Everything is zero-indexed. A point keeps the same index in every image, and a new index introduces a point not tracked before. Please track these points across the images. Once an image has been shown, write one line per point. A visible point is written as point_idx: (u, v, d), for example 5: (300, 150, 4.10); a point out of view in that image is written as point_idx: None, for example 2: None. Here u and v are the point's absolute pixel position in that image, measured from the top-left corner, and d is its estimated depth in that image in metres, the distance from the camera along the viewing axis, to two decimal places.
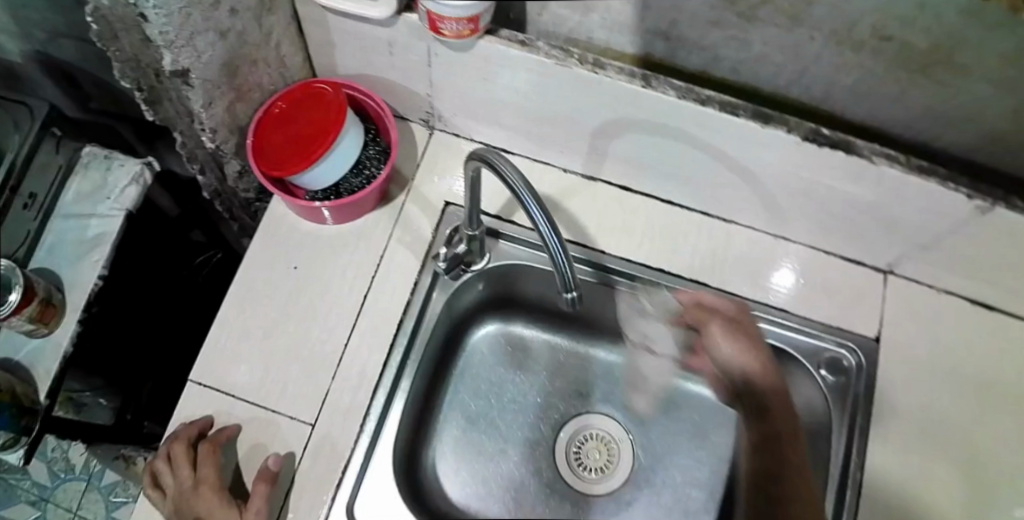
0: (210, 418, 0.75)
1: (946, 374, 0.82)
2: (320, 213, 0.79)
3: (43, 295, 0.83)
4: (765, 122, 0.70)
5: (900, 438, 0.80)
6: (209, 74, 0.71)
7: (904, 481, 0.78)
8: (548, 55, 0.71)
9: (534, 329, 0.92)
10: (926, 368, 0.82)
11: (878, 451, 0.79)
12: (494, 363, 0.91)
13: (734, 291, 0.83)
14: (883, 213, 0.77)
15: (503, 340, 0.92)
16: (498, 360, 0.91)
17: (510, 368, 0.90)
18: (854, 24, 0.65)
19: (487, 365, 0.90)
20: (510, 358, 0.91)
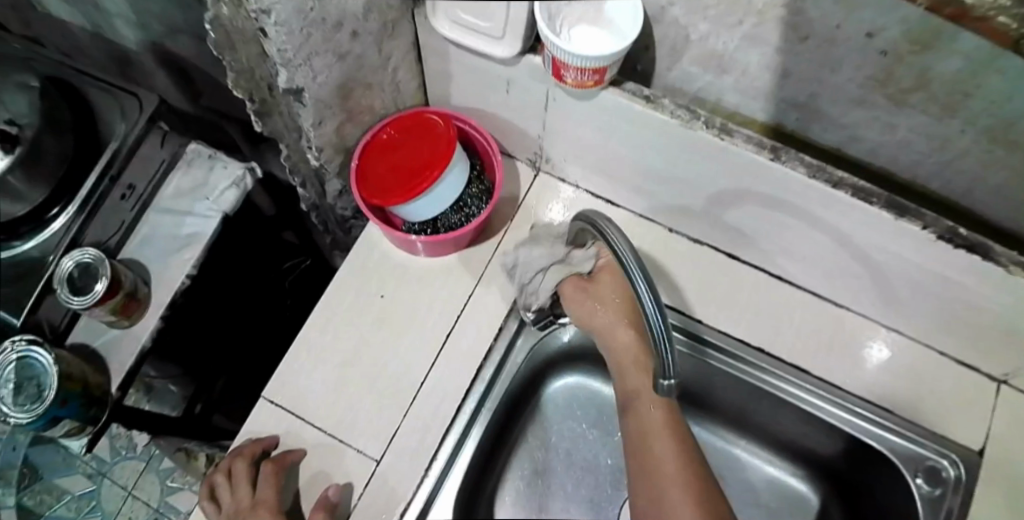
0: (277, 437, 0.74)
1: None
2: (415, 245, 0.77)
3: (127, 288, 0.82)
4: (899, 214, 0.65)
5: (1002, 496, 0.74)
6: (322, 94, 0.70)
7: None
8: (673, 114, 0.67)
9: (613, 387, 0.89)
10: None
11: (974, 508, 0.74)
12: (569, 416, 0.88)
13: (832, 381, 0.79)
14: (1017, 324, 0.70)
15: (581, 394, 0.89)
16: (573, 414, 0.89)
17: (585, 424, 0.88)
18: (1015, 123, 0.59)
19: (561, 418, 0.88)
20: (586, 414, 0.89)
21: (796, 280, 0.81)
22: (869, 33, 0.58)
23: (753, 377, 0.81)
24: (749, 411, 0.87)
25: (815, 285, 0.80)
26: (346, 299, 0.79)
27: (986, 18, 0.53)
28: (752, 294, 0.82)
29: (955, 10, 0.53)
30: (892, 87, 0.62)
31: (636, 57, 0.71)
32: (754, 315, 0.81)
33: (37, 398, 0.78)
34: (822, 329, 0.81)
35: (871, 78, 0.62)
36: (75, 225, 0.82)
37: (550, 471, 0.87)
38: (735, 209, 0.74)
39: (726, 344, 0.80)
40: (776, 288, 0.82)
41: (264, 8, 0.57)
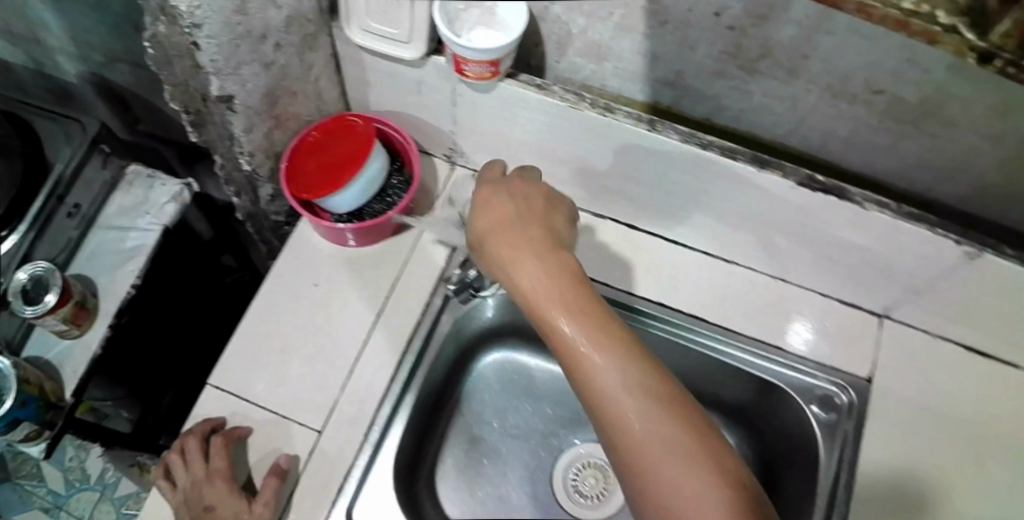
0: (223, 418, 0.79)
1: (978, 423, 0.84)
2: (343, 235, 0.84)
3: (77, 298, 0.87)
4: (762, 167, 0.75)
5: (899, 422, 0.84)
6: (251, 101, 0.78)
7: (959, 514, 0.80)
8: (562, 98, 0.77)
9: (536, 358, 0.96)
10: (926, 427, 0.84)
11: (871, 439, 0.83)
12: (498, 389, 0.96)
13: (733, 327, 0.87)
14: (876, 257, 0.81)
15: (507, 368, 0.96)
16: (502, 387, 0.96)
17: (514, 395, 0.96)
18: (847, 78, 0.70)
19: (492, 391, 0.95)
20: (513, 385, 0.96)
21: (693, 244, 0.90)
22: (716, 12, 0.69)
23: (659, 330, 0.88)
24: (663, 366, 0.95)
25: (708, 245, 0.89)
26: (283, 290, 0.86)
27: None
28: (655, 259, 0.90)
29: None
30: (742, 58, 0.73)
31: (528, 53, 0.82)
32: (658, 276, 0.89)
33: None
34: (718, 284, 0.90)
35: (724, 52, 0.73)
36: (26, 241, 0.88)
37: (485, 438, 0.93)
38: (627, 179, 0.84)
39: (631, 302, 0.88)
40: (674, 252, 0.91)
41: (196, 23, 0.65)
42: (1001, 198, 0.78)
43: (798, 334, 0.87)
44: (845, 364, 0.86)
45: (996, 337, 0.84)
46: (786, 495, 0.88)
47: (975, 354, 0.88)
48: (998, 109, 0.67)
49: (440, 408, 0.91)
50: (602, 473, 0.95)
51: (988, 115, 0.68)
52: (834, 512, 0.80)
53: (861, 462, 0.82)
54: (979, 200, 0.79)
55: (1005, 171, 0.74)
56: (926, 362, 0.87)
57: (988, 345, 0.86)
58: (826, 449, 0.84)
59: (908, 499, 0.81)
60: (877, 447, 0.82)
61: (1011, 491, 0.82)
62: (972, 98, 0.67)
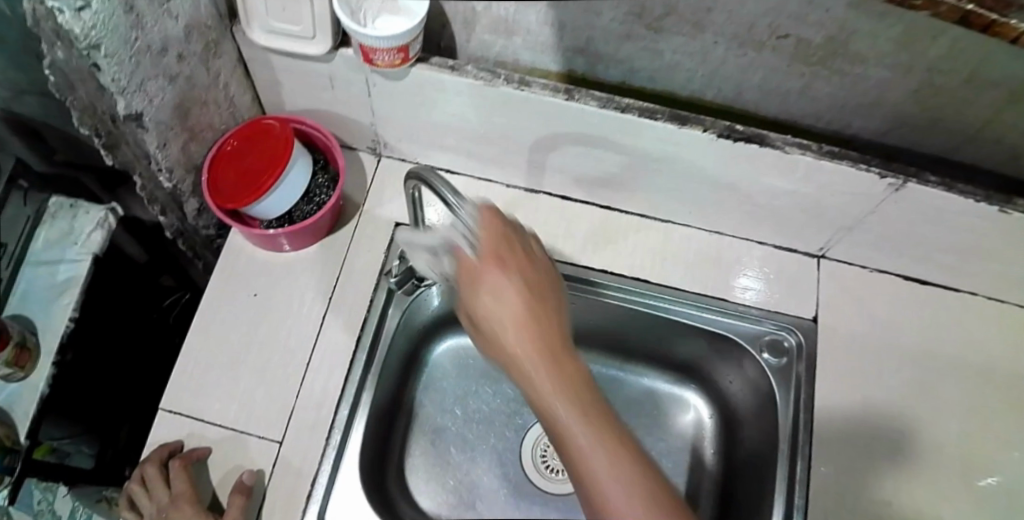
0: (180, 442, 0.78)
1: (927, 344, 0.87)
2: (276, 241, 0.83)
3: (18, 339, 0.86)
4: (681, 123, 0.76)
5: (847, 353, 0.86)
6: (162, 116, 0.76)
7: (917, 433, 0.83)
8: (477, 77, 0.77)
9: None
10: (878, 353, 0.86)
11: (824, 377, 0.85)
12: (459, 376, 0.96)
13: (675, 286, 0.88)
14: (805, 198, 0.81)
15: (464, 353, 0.96)
16: (462, 373, 0.96)
17: (475, 380, 0.96)
18: (751, 26, 0.71)
19: (451, 378, 0.95)
20: (472, 369, 0.96)
21: (628, 209, 0.90)
22: None
23: (605, 297, 0.88)
24: (616, 332, 0.95)
25: (643, 207, 0.89)
26: (223, 303, 0.84)
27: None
28: (592, 227, 0.90)
29: None
30: (648, 17, 0.73)
31: (436, 35, 0.81)
32: (599, 245, 0.89)
33: None
34: (658, 245, 0.90)
35: (629, 13, 0.73)
36: None
37: (449, 427, 0.93)
38: (553, 152, 0.84)
39: (576, 273, 0.88)
40: (610, 218, 0.91)
41: (93, 44, 0.63)
42: (916, 128, 0.79)
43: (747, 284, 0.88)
44: (788, 306, 0.88)
45: (927, 263, 0.86)
46: (748, 445, 0.89)
47: (909, 282, 0.90)
48: (898, 40, 0.68)
49: (398, 401, 0.91)
50: None
51: (890, 47, 0.69)
52: (798, 453, 0.81)
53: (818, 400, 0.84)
54: (897, 132, 0.81)
55: (916, 100, 0.75)
56: (864, 296, 0.89)
57: (926, 273, 0.88)
58: (782, 394, 0.85)
59: (867, 428, 0.83)
60: (830, 381, 0.85)
61: (958, 407, 0.84)
62: (872, 31, 0.68)
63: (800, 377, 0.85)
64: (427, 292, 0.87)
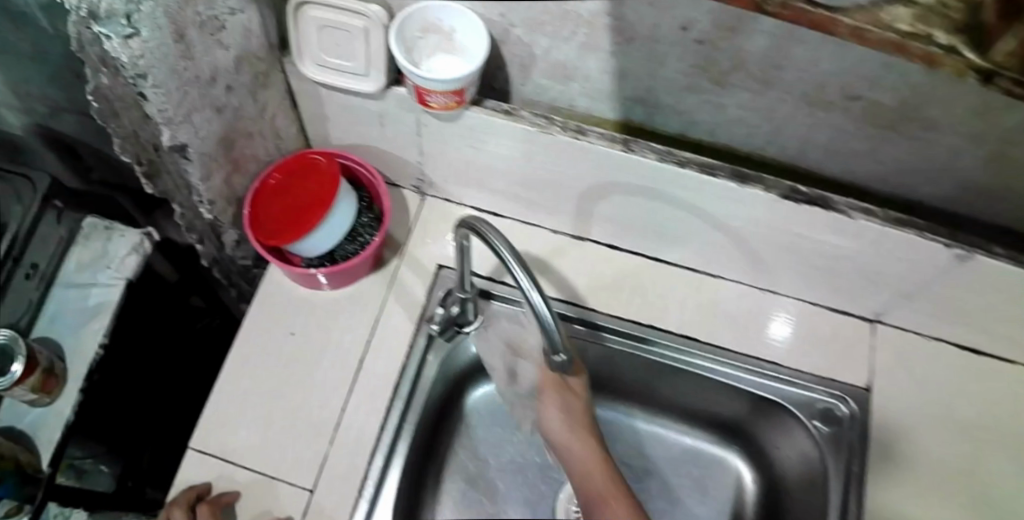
0: (208, 484, 0.76)
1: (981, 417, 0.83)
2: (316, 278, 0.82)
3: (45, 365, 0.84)
4: (742, 182, 0.73)
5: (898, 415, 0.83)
6: (207, 148, 0.74)
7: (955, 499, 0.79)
8: (532, 123, 0.74)
9: None
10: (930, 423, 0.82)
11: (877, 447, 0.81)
12: (493, 423, 0.93)
13: (722, 345, 0.85)
14: (864, 264, 0.78)
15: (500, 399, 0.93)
16: (496, 420, 0.93)
17: (510, 428, 0.92)
18: (822, 86, 0.68)
19: (486, 425, 0.93)
20: (507, 417, 0.93)
21: (677, 260, 0.87)
22: (682, 27, 0.66)
23: (651, 354, 0.85)
24: (657, 389, 0.91)
25: (692, 260, 0.86)
26: (262, 343, 0.84)
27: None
28: (638, 278, 0.87)
29: None
30: (714, 71, 0.70)
31: (491, 76, 0.78)
32: (646, 297, 0.86)
33: None
34: (707, 301, 0.87)
35: (695, 66, 0.70)
36: None
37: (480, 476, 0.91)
38: (604, 201, 0.81)
39: (624, 326, 0.85)
40: (659, 270, 0.88)
41: (140, 73, 0.61)
42: (984, 197, 0.76)
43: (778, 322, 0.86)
44: (840, 372, 0.84)
45: (986, 335, 0.83)
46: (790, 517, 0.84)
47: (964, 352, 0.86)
48: (976, 111, 0.65)
49: (432, 447, 0.88)
50: None
51: (966, 117, 0.66)
52: None
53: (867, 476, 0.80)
54: (963, 200, 0.77)
55: (987, 170, 0.72)
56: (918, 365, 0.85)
57: (983, 345, 0.85)
58: (832, 467, 0.80)
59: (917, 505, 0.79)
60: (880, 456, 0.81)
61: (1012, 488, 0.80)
62: (948, 100, 0.65)
63: (852, 451, 0.81)
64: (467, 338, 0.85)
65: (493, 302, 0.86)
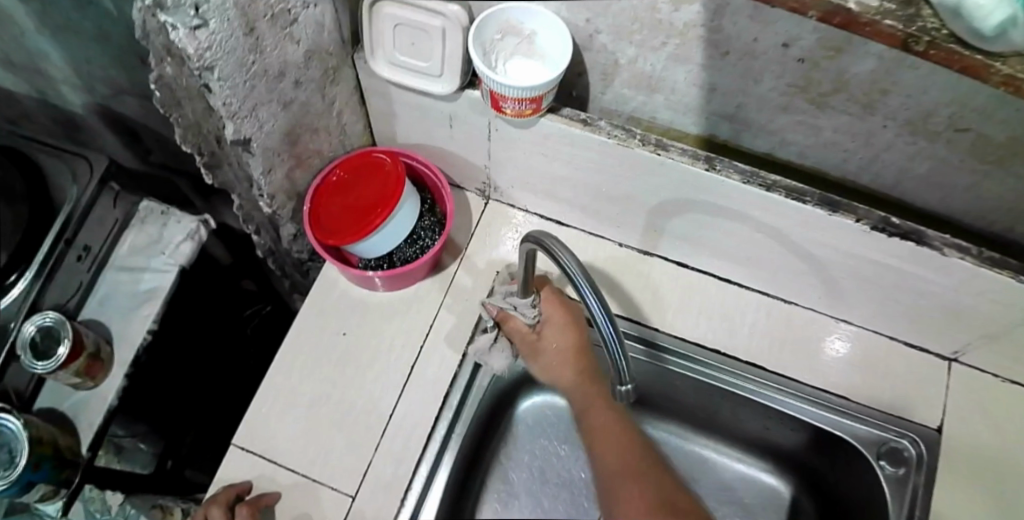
0: (250, 482, 0.74)
1: None
2: (372, 281, 0.79)
3: (90, 349, 0.83)
4: (833, 210, 0.68)
5: (968, 464, 0.77)
6: (270, 142, 0.71)
7: None
8: (611, 134, 0.70)
9: None
10: (1009, 471, 0.77)
11: (944, 489, 0.76)
12: (540, 435, 0.91)
13: (790, 376, 0.81)
14: (955, 303, 0.73)
15: (549, 412, 0.91)
16: (543, 432, 0.91)
17: (557, 441, 0.90)
18: (929, 115, 0.63)
19: (532, 437, 0.90)
20: (555, 430, 0.91)
21: (747, 283, 0.84)
22: (785, 44, 0.61)
23: (714, 379, 0.81)
24: (713, 412, 0.87)
25: (764, 284, 0.83)
26: (308, 341, 0.80)
27: (874, 22, 0.49)
28: (705, 299, 0.84)
29: (843, 18, 0.50)
30: (813, 92, 0.65)
31: (570, 83, 0.75)
32: (712, 319, 0.83)
33: (9, 465, 0.78)
34: (776, 328, 0.83)
35: (792, 85, 0.65)
36: (33, 291, 0.82)
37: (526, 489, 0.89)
38: (679, 218, 0.77)
39: (685, 349, 0.82)
40: (728, 292, 0.85)
41: (206, 65, 0.57)
42: None
43: (840, 336, 0.83)
44: (916, 413, 0.79)
45: None
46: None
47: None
48: None
49: (477, 457, 0.86)
50: None
51: None
52: None
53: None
54: None
55: None
56: (1006, 411, 0.79)
57: None
58: (895, 509, 0.75)
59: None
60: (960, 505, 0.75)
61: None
62: None
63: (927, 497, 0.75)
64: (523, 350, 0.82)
65: None
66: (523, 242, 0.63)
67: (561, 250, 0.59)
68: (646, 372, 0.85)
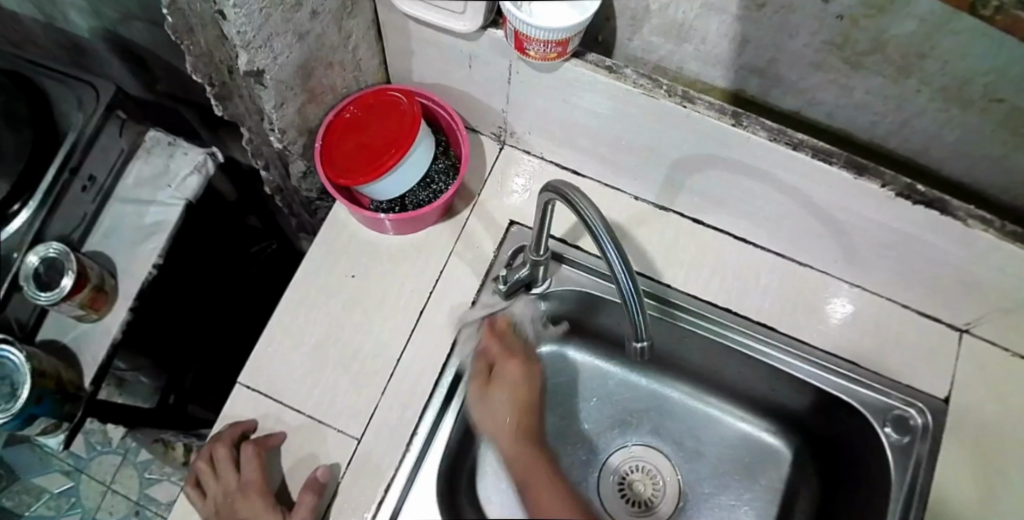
0: (255, 421, 0.74)
1: None
2: (383, 223, 0.77)
3: (95, 282, 0.82)
4: (859, 173, 0.66)
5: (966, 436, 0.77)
6: (284, 75, 0.68)
7: None
8: (636, 84, 0.68)
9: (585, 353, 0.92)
10: (999, 438, 0.77)
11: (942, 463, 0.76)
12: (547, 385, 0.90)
13: (800, 339, 0.80)
14: (973, 277, 0.72)
15: (555, 362, 0.91)
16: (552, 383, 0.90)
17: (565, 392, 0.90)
18: (964, 83, 0.61)
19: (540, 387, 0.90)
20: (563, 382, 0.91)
21: (763, 243, 0.83)
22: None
23: (726, 338, 0.80)
24: (721, 370, 0.86)
25: (780, 244, 0.81)
26: (316, 282, 0.79)
27: None
28: (720, 257, 0.83)
29: None
30: (849, 50, 0.63)
31: (597, 29, 0.72)
32: (726, 278, 0.82)
33: (12, 397, 0.80)
34: (790, 289, 0.82)
35: (828, 43, 0.63)
36: (38, 219, 0.81)
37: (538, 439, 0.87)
38: (702, 173, 0.75)
39: (696, 308, 0.81)
40: (743, 251, 0.83)
41: None
42: None
43: (840, 294, 0.82)
44: (925, 384, 0.79)
45: None
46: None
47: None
48: None
49: None
50: (651, 477, 0.89)
51: None
52: None
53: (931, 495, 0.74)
54: None
55: None
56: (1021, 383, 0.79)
57: None
58: (896, 476, 0.75)
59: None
60: (955, 480, 0.75)
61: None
62: None
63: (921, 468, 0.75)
64: (535, 300, 0.80)
65: (564, 266, 0.80)
66: (545, 183, 0.60)
67: (582, 201, 0.57)
68: (659, 329, 0.84)
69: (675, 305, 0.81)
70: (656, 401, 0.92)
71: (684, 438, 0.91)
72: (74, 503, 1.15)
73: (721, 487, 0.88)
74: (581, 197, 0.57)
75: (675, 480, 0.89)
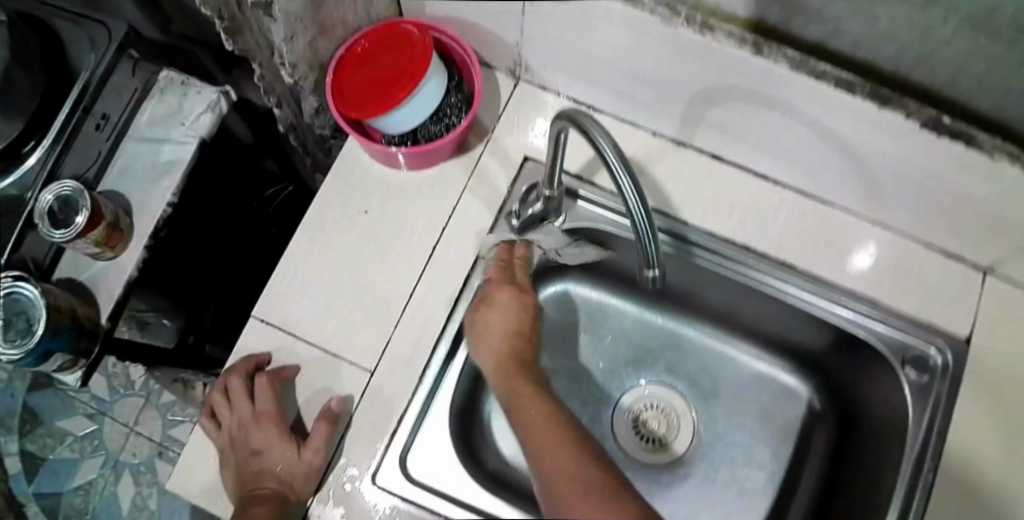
0: (269, 354, 0.74)
1: None
2: (395, 158, 0.77)
3: (110, 219, 0.82)
4: (883, 104, 0.64)
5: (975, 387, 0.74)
6: (293, 7, 0.67)
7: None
8: (652, 12, 0.65)
9: (601, 291, 0.91)
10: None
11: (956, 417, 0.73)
12: (563, 323, 0.90)
13: (821, 277, 0.78)
14: (1001, 216, 0.70)
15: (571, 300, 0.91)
16: (567, 321, 0.91)
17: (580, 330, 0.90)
18: (997, 8, 0.58)
19: (555, 325, 0.90)
20: (579, 319, 0.91)
21: (784, 180, 0.81)
22: None
23: (745, 275, 0.80)
24: (738, 308, 0.86)
25: (801, 182, 0.80)
26: (330, 216, 0.79)
27: None
28: (739, 194, 0.81)
29: None
30: None
31: None
32: (744, 216, 0.80)
33: (27, 333, 0.81)
34: (811, 227, 0.80)
35: None
36: (51, 156, 0.83)
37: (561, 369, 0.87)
38: (720, 107, 0.73)
39: (713, 246, 0.80)
40: (763, 189, 0.81)
41: None
42: None
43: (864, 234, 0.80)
44: (954, 325, 0.76)
45: None
46: (870, 461, 0.79)
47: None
48: None
49: None
50: (665, 415, 0.89)
51: None
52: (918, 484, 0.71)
53: (957, 438, 0.72)
54: None
55: None
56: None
57: None
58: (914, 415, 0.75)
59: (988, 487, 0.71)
60: (988, 422, 0.73)
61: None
62: None
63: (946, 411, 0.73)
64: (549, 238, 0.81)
65: (580, 202, 0.79)
66: (559, 111, 0.58)
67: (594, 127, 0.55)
68: (675, 266, 0.83)
69: (694, 244, 0.80)
70: (672, 341, 0.92)
71: (701, 378, 0.91)
72: (98, 444, 1.18)
73: (736, 426, 0.88)
74: (595, 126, 0.56)
75: (691, 419, 0.89)
